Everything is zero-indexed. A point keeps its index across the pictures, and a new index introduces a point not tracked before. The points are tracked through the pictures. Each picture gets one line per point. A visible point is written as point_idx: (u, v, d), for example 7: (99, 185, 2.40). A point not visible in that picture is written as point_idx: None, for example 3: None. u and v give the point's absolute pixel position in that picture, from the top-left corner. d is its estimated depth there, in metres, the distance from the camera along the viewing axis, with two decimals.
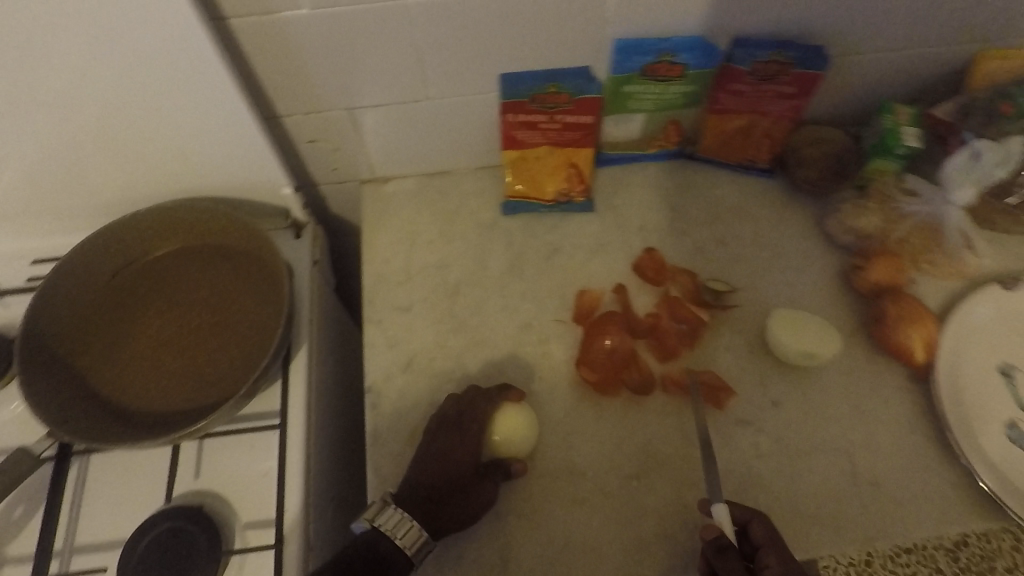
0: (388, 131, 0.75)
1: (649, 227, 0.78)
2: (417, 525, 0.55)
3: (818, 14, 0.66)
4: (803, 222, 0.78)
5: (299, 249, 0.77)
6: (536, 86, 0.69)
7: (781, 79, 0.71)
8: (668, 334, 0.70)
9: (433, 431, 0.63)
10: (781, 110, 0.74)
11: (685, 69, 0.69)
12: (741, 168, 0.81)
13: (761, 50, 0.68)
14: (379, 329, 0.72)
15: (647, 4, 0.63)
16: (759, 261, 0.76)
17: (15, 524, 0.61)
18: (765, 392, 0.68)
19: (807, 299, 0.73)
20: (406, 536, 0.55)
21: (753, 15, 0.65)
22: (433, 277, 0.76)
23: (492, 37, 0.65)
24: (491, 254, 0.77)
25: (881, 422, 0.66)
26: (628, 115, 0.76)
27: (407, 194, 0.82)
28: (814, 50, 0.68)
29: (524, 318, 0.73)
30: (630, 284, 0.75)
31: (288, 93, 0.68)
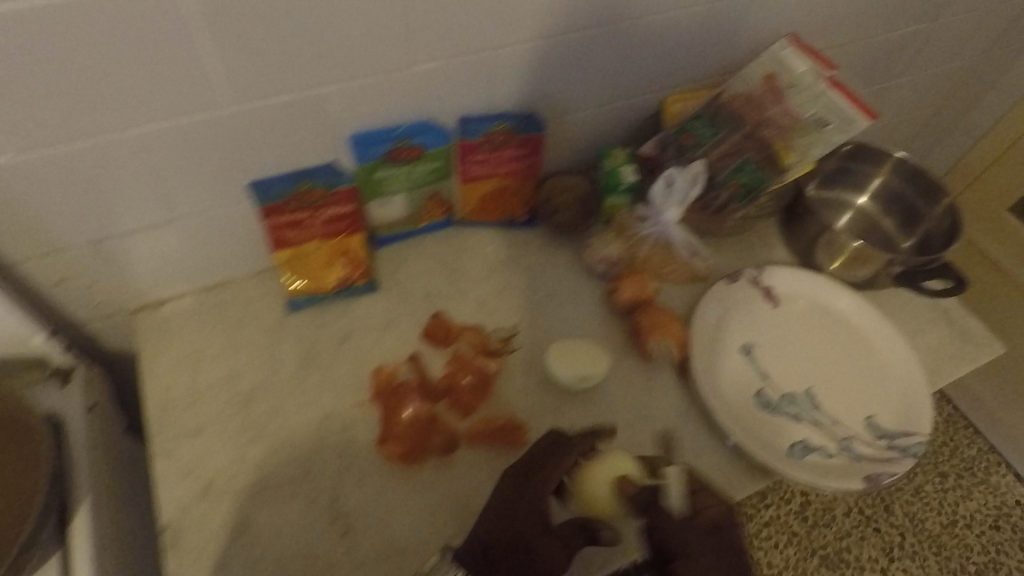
0: (146, 256, 0.73)
1: (433, 293, 0.83)
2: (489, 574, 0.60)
3: (522, 88, 0.77)
4: (567, 259, 0.88)
5: (67, 399, 0.73)
6: (288, 187, 0.73)
7: (510, 143, 0.81)
8: (461, 391, 0.74)
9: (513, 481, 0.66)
10: (520, 169, 0.84)
11: (424, 149, 0.76)
12: (505, 225, 0.89)
13: (484, 123, 0.78)
14: (170, 460, 0.68)
15: (368, 101, 0.69)
16: (535, 302, 0.84)
17: None
18: (559, 420, 0.74)
19: (582, 326, 0.82)
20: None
21: (467, 96, 0.74)
22: (224, 392, 0.73)
23: (227, 151, 0.67)
24: (283, 353, 0.77)
25: (660, 418, 0.76)
26: (388, 197, 0.81)
27: (185, 313, 0.79)
28: (524, 117, 0.80)
29: (325, 409, 0.73)
30: (423, 350, 0.78)
31: (15, 239, 0.64)
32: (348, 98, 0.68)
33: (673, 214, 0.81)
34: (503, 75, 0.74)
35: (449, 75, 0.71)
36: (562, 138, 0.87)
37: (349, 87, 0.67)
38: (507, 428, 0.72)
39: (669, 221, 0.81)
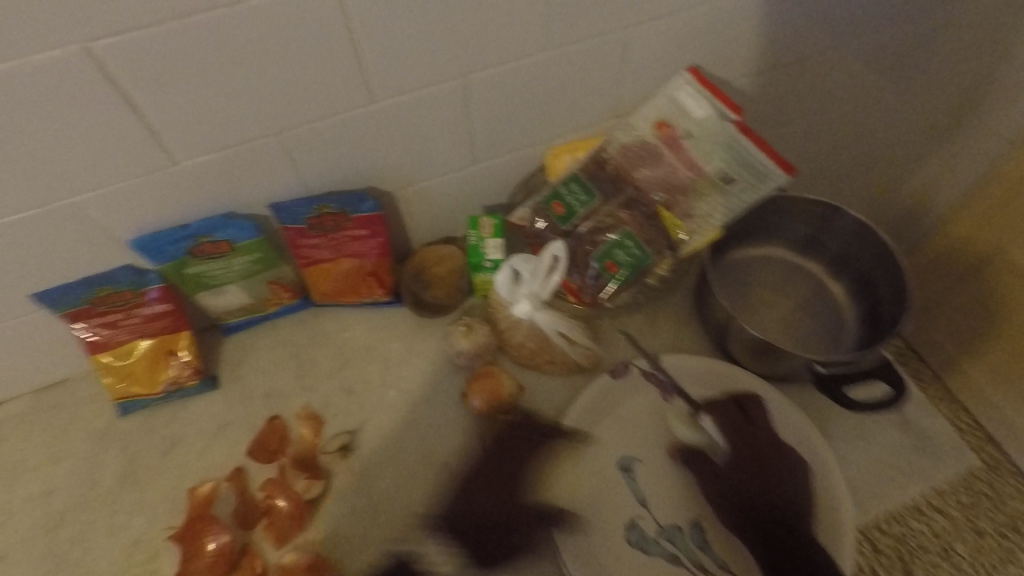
0: None
1: (275, 389, 0.75)
2: None
3: (340, 166, 0.66)
4: (431, 344, 0.77)
5: None
6: (82, 294, 0.66)
7: (343, 225, 0.70)
8: (278, 513, 0.66)
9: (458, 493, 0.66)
10: (366, 249, 0.73)
11: (233, 243, 0.67)
12: (366, 305, 0.79)
13: (302, 208, 0.67)
14: None
15: (140, 205, 0.60)
16: (385, 401, 0.73)
17: None
18: (385, 553, 0.65)
19: (433, 430, 0.71)
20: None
21: (271, 183, 0.64)
22: (38, 510, 0.69)
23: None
24: (105, 464, 0.71)
25: (503, 551, 0.64)
26: (215, 289, 0.72)
27: (17, 416, 0.75)
28: (355, 195, 0.69)
29: (135, 534, 0.67)
30: (253, 462, 0.71)
31: None
32: (111, 204, 0.59)
33: (523, 305, 0.67)
34: (306, 157, 0.63)
35: (232, 167, 0.61)
36: (420, 206, 0.76)
37: (105, 196, 0.58)
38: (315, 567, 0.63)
39: (523, 311, 0.68)
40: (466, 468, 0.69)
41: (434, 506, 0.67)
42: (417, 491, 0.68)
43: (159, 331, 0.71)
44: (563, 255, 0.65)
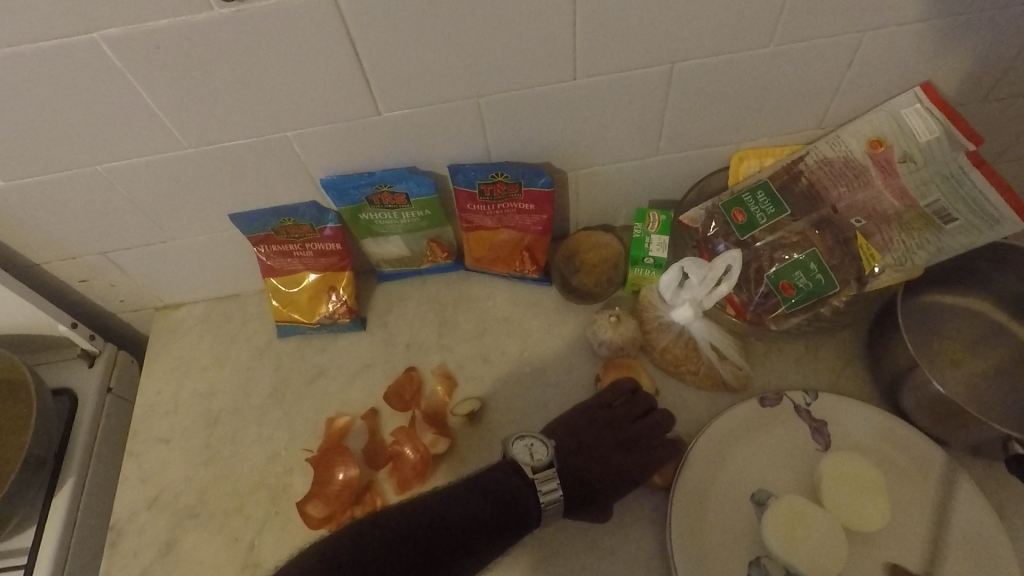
0: (154, 267, 0.77)
1: (416, 343, 0.77)
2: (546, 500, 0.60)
3: (524, 140, 0.66)
4: (571, 331, 0.76)
5: (88, 379, 0.81)
6: (271, 221, 0.71)
7: (513, 196, 0.70)
8: (404, 461, 0.68)
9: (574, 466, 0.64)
10: (529, 223, 0.74)
11: (407, 196, 0.69)
12: (515, 278, 0.79)
13: (478, 174, 0.68)
14: (136, 462, 0.73)
15: (338, 147, 0.64)
16: (519, 378, 0.73)
17: None
18: None
19: (562, 416, 0.70)
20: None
21: (456, 145, 0.65)
22: (199, 406, 0.76)
23: (205, 187, 0.67)
24: (259, 379, 0.77)
25: (616, 555, 0.62)
26: (381, 238, 0.76)
27: (194, 320, 0.83)
28: (531, 169, 0.68)
29: (276, 448, 0.72)
30: (385, 408, 0.73)
31: (34, 246, 0.71)
32: (315, 143, 0.63)
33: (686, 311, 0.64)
34: (494, 124, 0.64)
35: (425, 125, 0.62)
36: (589, 190, 0.74)
37: (312, 134, 0.62)
38: None
39: (682, 315, 0.66)
40: None
41: None
42: None
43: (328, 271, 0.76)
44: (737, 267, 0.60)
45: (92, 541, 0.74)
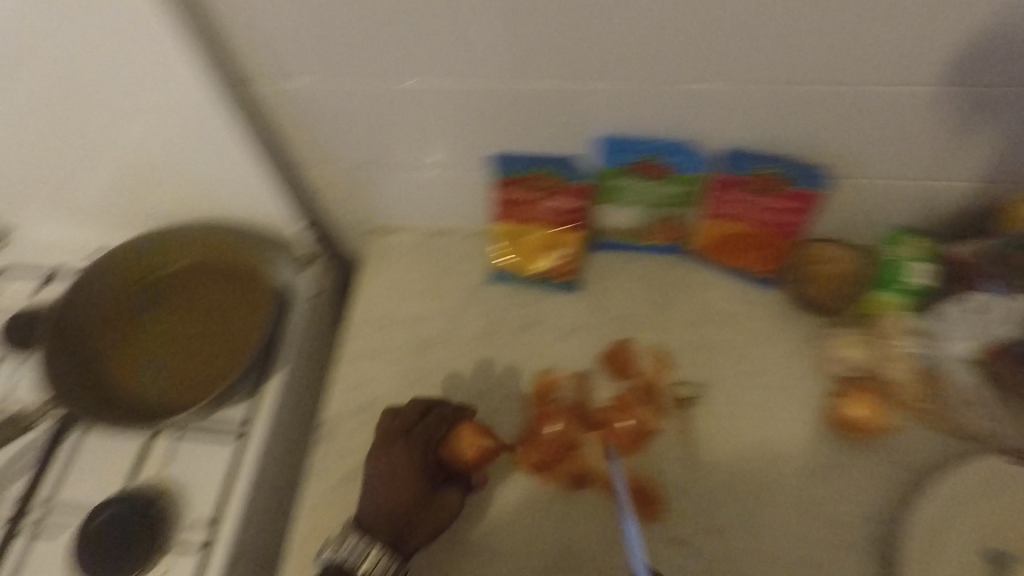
0: (394, 188, 0.79)
1: (630, 317, 0.77)
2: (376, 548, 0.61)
3: (813, 136, 0.64)
4: (797, 339, 0.73)
5: (297, 284, 0.81)
6: (525, 168, 0.72)
7: (776, 193, 0.68)
8: (616, 430, 0.69)
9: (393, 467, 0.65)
10: (778, 224, 0.71)
11: (668, 170, 0.69)
12: (737, 275, 0.77)
13: (754, 163, 0.66)
14: (349, 369, 0.76)
15: (634, 106, 0.63)
16: (733, 374, 0.72)
17: (17, 476, 0.74)
18: (704, 513, 0.66)
19: (780, 422, 0.69)
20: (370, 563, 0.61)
21: (746, 129, 0.64)
22: (407, 330, 0.78)
23: (486, 119, 0.68)
24: (469, 317, 0.79)
25: (830, 573, 0.61)
26: (619, 206, 0.75)
27: (408, 246, 0.85)
28: (807, 168, 0.67)
29: (481, 387, 0.74)
30: (596, 371, 0.74)
31: (301, 146, 0.74)
32: (614, 97, 0.63)
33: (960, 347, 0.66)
34: (796, 115, 0.62)
35: (725, 102, 0.62)
36: (847, 202, 0.71)
37: (618, 91, 0.62)
38: (645, 488, 0.67)
39: (954, 351, 0.66)
40: (802, 475, 0.66)
41: (762, 494, 0.66)
42: (749, 472, 0.67)
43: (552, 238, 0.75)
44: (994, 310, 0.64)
45: (290, 434, 0.78)
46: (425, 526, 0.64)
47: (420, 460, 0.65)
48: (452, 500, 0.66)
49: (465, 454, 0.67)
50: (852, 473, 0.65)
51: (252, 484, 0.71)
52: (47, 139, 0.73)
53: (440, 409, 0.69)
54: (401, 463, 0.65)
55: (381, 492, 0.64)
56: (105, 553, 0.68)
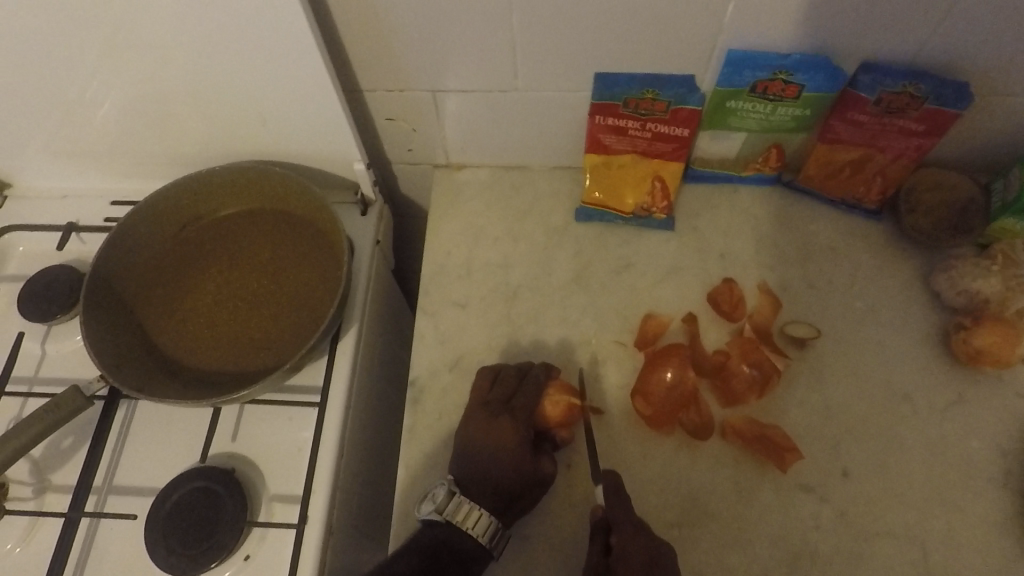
0: (469, 119, 0.71)
1: (732, 255, 0.72)
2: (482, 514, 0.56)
3: (967, 46, 0.58)
4: (906, 271, 0.70)
5: (363, 227, 0.75)
6: (631, 90, 0.63)
7: (910, 114, 0.63)
8: (737, 375, 0.64)
9: (492, 430, 0.59)
10: (902, 149, 0.66)
11: (801, 90, 0.62)
12: (843, 206, 0.73)
13: (893, 79, 0.60)
14: (431, 322, 0.69)
15: (770, 14, 0.56)
16: (849, 311, 0.68)
17: (60, 456, 0.65)
18: (835, 457, 0.61)
19: (902, 358, 0.66)
20: (477, 525, 0.55)
21: (887, 38, 0.58)
22: (493, 278, 0.71)
23: (594, 34, 0.59)
24: (557, 260, 0.72)
25: (969, 511, 0.59)
26: (728, 132, 0.68)
27: (479, 185, 0.77)
28: (954, 86, 0.60)
29: (582, 335, 0.68)
30: (702, 315, 0.69)
31: (371, 67, 0.64)
32: (750, 2, 0.55)
33: None
34: (948, 23, 0.56)
35: (882, 8, 0.55)
36: (976, 124, 0.66)
37: None
38: (772, 443, 0.61)
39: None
40: (932, 412, 0.63)
41: (892, 435, 0.62)
42: (877, 411, 0.63)
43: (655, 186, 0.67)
44: None
45: (367, 395, 0.71)
46: (527, 491, 0.58)
47: (515, 421, 0.60)
48: (546, 467, 0.59)
49: (553, 417, 0.62)
50: (979, 408, 0.63)
51: (338, 451, 0.64)
52: (71, 60, 0.62)
53: (533, 371, 0.64)
54: (503, 428, 0.59)
55: (484, 456, 0.58)
56: (179, 544, 0.59)
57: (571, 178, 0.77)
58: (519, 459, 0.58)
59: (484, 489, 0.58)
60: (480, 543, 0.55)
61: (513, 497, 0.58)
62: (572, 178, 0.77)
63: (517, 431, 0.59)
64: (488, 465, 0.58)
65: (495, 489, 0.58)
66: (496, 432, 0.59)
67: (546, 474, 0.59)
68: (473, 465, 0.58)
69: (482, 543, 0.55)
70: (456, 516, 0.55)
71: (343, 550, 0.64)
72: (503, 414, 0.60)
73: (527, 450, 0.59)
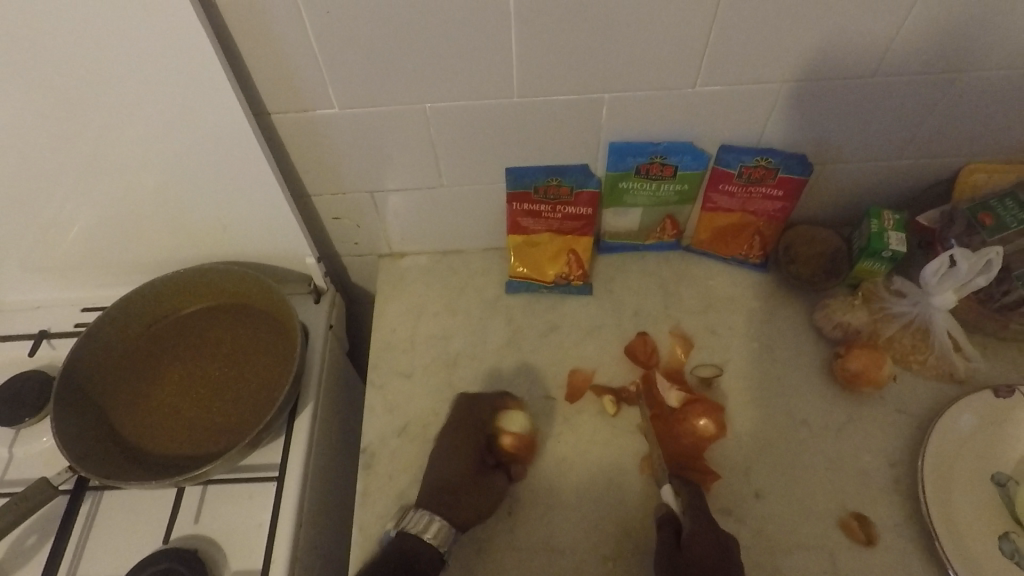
0: (407, 213, 0.82)
1: (644, 311, 0.82)
2: (439, 521, 0.61)
3: (799, 127, 0.72)
4: (794, 313, 0.81)
5: (316, 313, 0.83)
6: (538, 179, 0.75)
7: (768, 181, 0.76)
8: (676, 437, 0.70)
9: (450, 453, 0.68)
10: (769, 211, 0.79)
11: (676, 169, 0.75)
12: (734, 263, 0.85)
13: (747, 155, 0.73)
14: (380, 392, 0.76)
15: (637, 114, 0.69)
16: (748, 350, 0.78)
17: (24, 553, 0.68)
18: (748, 482, 0.68)
19: (797, 388, 0.75)
20: (432, 531, 0.61)
21: (736, 127, 0.71)
22: (435, 349, 0.79)
23: (499, 137, 0.71)
24: (492, 328, 0.81)
25: (868, 518, 0.66)
26: (625, 208, 0.80)
27: (419, 269, 0.87)
28: (797, 158, 0.73)
29: (518, 392, 0.76)
30: (621, 366, 0.78)
31: (318, 176, 0.75)
32: (619, 105, 0.68)
33: (947, 299, 0.71)
34: (779, 112, 0.70)
35: (725, 103, 0.69)
36: (825, 186, 0.80)
37: (624, 98, 0.67)
38: (695, 464, 0.69)
39: (943, 302, 0.71)
40: (827, 432, 0.72)
41: (797, 456, 0.70)
42: (780, 437, 0.71)
43: (583, 274, 0.80)
44: (996, 259, 0.68)
45: (324, 467, 0.76)
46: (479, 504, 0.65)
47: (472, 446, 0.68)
48: (494, 487, 0.66)
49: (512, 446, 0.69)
50: (868, 425, 0.72)
51: (297, 521, 0.68)
52: (49, 187, 0.71)
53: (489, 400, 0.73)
54: (462, 450, 0.68)
55: (448, 475, 0.66)
56: None
57: (500, 256, 0.87)
58: (473, 475, 0.66)
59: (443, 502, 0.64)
60: (435, 548, 0.60)
61: (469, 512, 0.64)
62: (501, 256, 0.87)
63: (471, 452, 0.68)
64: (451, 483, 0.65)
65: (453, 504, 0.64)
66: (451, 454, 0.67)
67: (495, 493, 0.66)
68: (439, 489, 0.65)
69: (438, 550, 0.60)
70: (416, 525, 0.61)
71: None
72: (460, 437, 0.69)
73: (478, 467, 0.67)
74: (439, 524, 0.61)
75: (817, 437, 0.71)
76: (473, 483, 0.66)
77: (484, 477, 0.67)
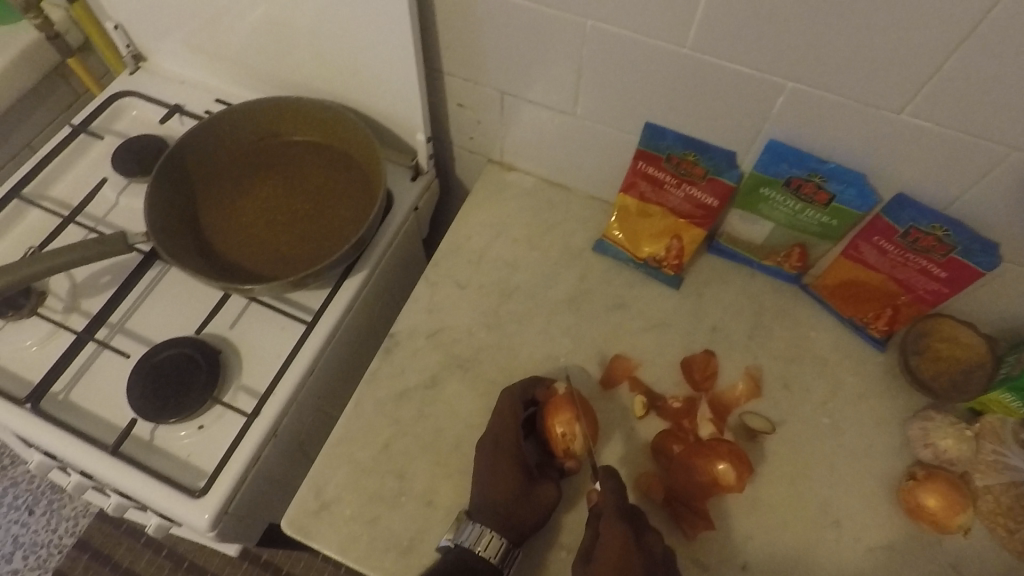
0: (530, 129, 0.76)
1: (723, 331, 0.73)
2: (495, 535, 0.58)
3: (1008, 210, 0.57)
4: (888, 408, 0.69)
5: (407, 190, 0.81)
6: (675, 148, 0.66)
7: (935, 255, 0.62)
8: (691, 470, 0.63)
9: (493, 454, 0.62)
10: (918, 288, 0.66)
11: (833, 199, 0.63)
12: (850, 326, 0.73)
13: (924, 217, 0.60)
14: (429, 289, 0.75)
15: (817, 118, 0.58)
16: (814, 422, 0.68)
17: (95, 287, 0.76)
18: (741, 550, 0.62)
19: (847, 485, 0.65)
20: (490, 548, 0.57)
21: (929, 179, 0.58)
22: (498, 273, 0.77)
23: (654, 83, 0.63)
24: (561, 278, 0.76)
25: None
26: (756, 217, 0.70)
27: (520, 188, 0.83)
28: (982, 244, 0.59)
29: (555, 350, 0.72)
30: (670, 373, 0.71)
31: (457, 55, 0.71)
32: (801, 100, 0.57)
33: None
34: (992, 181, 0.56)
35: (928, 146, 0.56)
36: (1003, 289, 0.65)
37: (810, 96, 0.56)
38: (694, 505, 0.63)
39: None
40: (856, 547, 0.62)
41: (807, 553, 0.62)
42: (801, 525, 0.63)
43: (677, 264, 0.73)
44: None
45: (352, 332, 0.77)
46: (536, 518, 0.60)
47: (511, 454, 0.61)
48: (550, 494, 0.61)
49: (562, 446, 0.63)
50: (906, 562, 0.62)
51: (307, 369, 0.70)
52: None
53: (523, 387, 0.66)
54: (510, 460, 0.61)
55: (500, 488, 0.60)
56: (151, 395, 0.67)
57: (604, 211, 0.81)
58: (520, 485, 0.60)
59: (496, 514, 0.59)
60: (492, 562, 0.57)
61: (528, 525, 0.60)
62: (605, 211, 0.81)
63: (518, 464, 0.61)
64: (504, 496, 0.59)
65: (509, 517, 0.59)
66: (498, 465, 0.61)
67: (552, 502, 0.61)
68: (496, 505, 0.59)
69: (494, 564, 0.57)
70: (468, 539, 0.58)
71: (280, 455, 0.70)
72: (500, 440, 0.62)
73: (527, 478, 0.61)
74: (491, 535, 0.58)
75: (842, 546, 0.62)
76: (525, 496, 0.60)
77: (535, 487, 0.61)
